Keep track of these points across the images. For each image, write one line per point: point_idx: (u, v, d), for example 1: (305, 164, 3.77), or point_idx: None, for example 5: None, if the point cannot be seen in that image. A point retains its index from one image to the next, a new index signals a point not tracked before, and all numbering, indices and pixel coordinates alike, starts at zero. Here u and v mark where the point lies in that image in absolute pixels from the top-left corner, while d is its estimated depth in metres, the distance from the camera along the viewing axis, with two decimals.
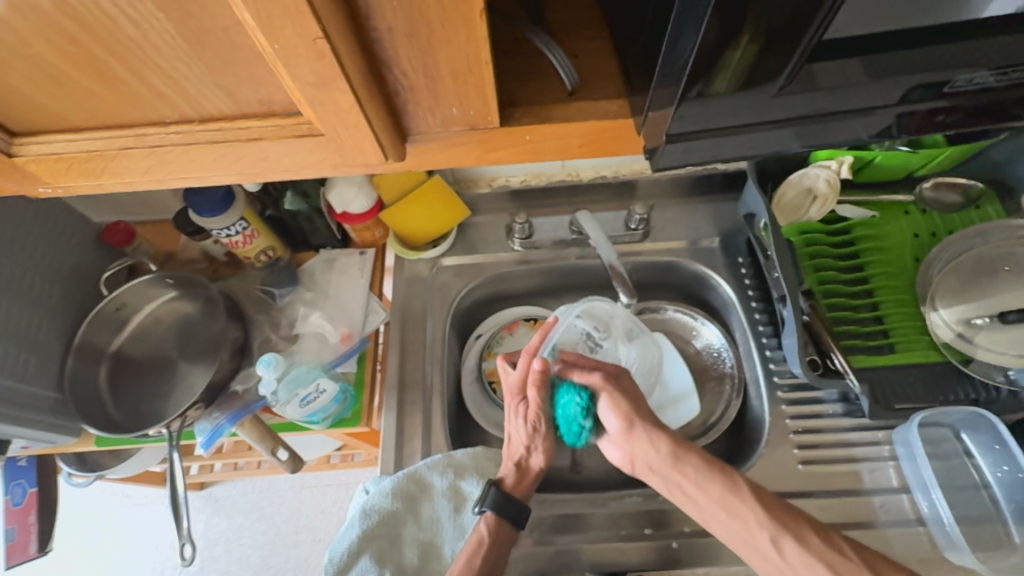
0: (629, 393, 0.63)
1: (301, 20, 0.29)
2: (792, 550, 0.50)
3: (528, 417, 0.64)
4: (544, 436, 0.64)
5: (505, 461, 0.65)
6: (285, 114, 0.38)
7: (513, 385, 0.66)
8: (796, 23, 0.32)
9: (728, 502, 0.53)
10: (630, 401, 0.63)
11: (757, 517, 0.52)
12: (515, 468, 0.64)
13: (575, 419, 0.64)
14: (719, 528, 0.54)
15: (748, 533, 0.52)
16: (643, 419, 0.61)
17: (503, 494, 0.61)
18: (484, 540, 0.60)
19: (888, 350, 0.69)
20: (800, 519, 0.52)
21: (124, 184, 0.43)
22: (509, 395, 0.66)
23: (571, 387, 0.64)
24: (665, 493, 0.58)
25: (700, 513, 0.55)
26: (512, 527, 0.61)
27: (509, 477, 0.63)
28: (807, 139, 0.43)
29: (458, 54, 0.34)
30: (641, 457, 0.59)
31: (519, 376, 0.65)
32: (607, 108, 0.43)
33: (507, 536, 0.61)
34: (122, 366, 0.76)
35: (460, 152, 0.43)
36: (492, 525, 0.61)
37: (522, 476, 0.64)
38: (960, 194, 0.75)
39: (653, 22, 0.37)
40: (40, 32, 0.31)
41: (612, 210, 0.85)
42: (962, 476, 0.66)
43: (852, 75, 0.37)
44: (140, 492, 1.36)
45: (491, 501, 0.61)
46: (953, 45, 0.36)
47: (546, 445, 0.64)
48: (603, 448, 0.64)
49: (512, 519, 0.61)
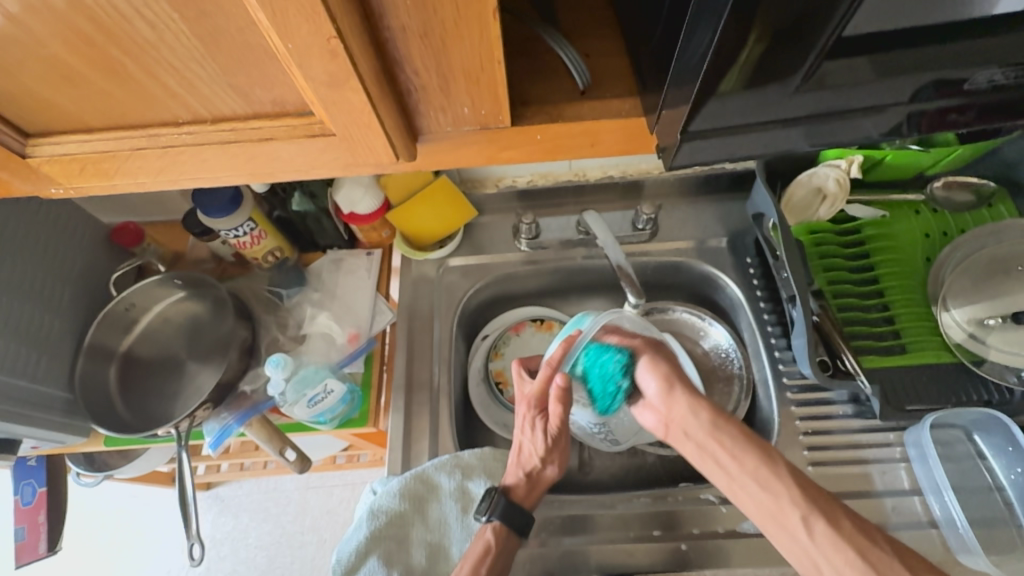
0: (669, 358, 0.63)
1: (316, 20, 0.29)
2: (821, 529, 0.48)
3: (545, 431, 0.63)
4: (558, 449, 0.64)
5: (516, 470, 0.64)
6: (298, 114, 0.38)
7: (531, 397, 0.64)
8: (812, 21, 0.32)
9: (762, 475, 0.52)
10: (671, 364, 0.62)
11: (789, 493, 0.50)
12: (526, 478, 0.63)
13: (613, 378, 0.63)
14: (748, 502, 0.52)
15: (778, 509, 0.50)
16: (683, 384, 0.60)
17: (511, 503, 0.61)
18: (490, 548, 0.60)
19: (900, 351, 0.68)
20: (834, 506, 0.49)
21: (136, 185, 0.44)
22: (526, 406, 0.64)
23: (611, 346, 0.64)
24: (695, 462, 0.56)
25: (729, 485, 0.53)
26: (516, 537, 0.61)
27: (519, 487, 0.63)
28: (818, 138, 0.42)
29: (471, 53, 0.34)
30: (678, 422, 0.58)
31: (539, 389, 0.63)
32: (618, 107, 0.42)
33: (511, 546, 0.61)
34: (131, 366, 0.76)
35: (470, 152, 0.43)
36: (498, 533, 0.61)
37: (532, 486, 0.64)
38: (972, 192, 0.74)
39: (666, 20, 0.37)
40: (56, 33, 0.31)
41: (619, 210, 0.85)
42: (975, 478, 0.65)
43: (866, 73, 0.37)
44: (148, 492, 1.37)
45: (499, 510, 0.61)
46: (968, 42, 0.35)
47: (560, 458, 0.64)
48: (638, 415, 0.63)
49: (517, 528, 0.61)
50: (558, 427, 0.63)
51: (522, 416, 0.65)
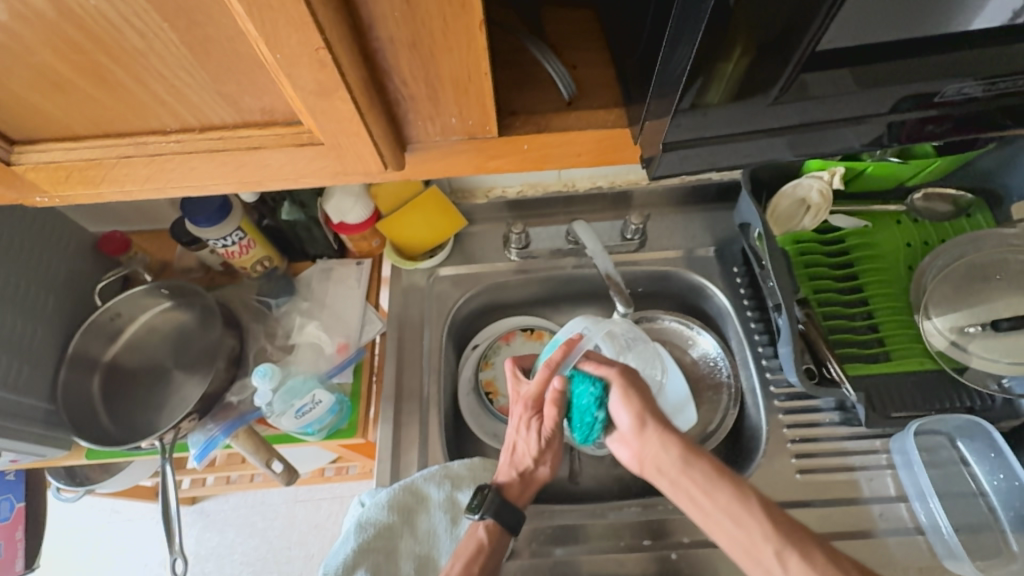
0: (644, 392, 0.62)
1: (305, 31, 0.29)
2: (796, 564, 0.48)
3: (541, 430, 0.65)
4: (552, 450, 0.65)
5: (508, 469, 0.65)
6: (286, 123, 0.39)
7: (529, 399, 0.66)
8: (790, 36, 0.33)
9: (734, 511, 0.51)
10: (643, 398, 0.61)
11: (762, 527, 0.50)
12: (519, 477, 0.64)
13: (588, 410, 0.63)
14: (723, 538, 0.51)
15: (751, 544, 0.50)
16: (655, 419, 0.59)
17: (502, 500, 0.61)
18: (483, 546, 0.60)
19: (884, 358, 0.69)
20: (807, 539, 0.49)
21: (123, 193, 0.43)
22: (523, 406, 0.66)
23: (587, 377, 0.63)
24: (670, 498, 0.56)
25: (704, 520, 0.53)
26: (507, 535, 0.61)
27: (513, 486, 0.63)
28: (801, 148, 0.43)
29: (458, 64, 0.35)
30: (650, 460, 0.57)
31: (536, 389, 0.65)
32: (604, 117, 0.43)
33: (504, 543, 0.61)
34: (115, 376, 0.75)
35: (459, 161, 0.44)
36: (491, 532, 0.61)
37: (524, 485, 0.64)
38: (951, 203, 0.76)
39: (650, 33, 0.38)
40: (44, 40, 0.31)
41: (608, 219, 0.86)
42: (959, 484, 0.66)
43: (844, 85, 0.38)
44: (131, 507, 1.34)
45: (492, 507, 0.61)
46: (940, 57, 0.37)
47: (553, 459, 0.65)
48: (613, 448, 0.63)
49: (509, 525, 0.61)
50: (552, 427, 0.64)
51: (518, 416, 0.66)
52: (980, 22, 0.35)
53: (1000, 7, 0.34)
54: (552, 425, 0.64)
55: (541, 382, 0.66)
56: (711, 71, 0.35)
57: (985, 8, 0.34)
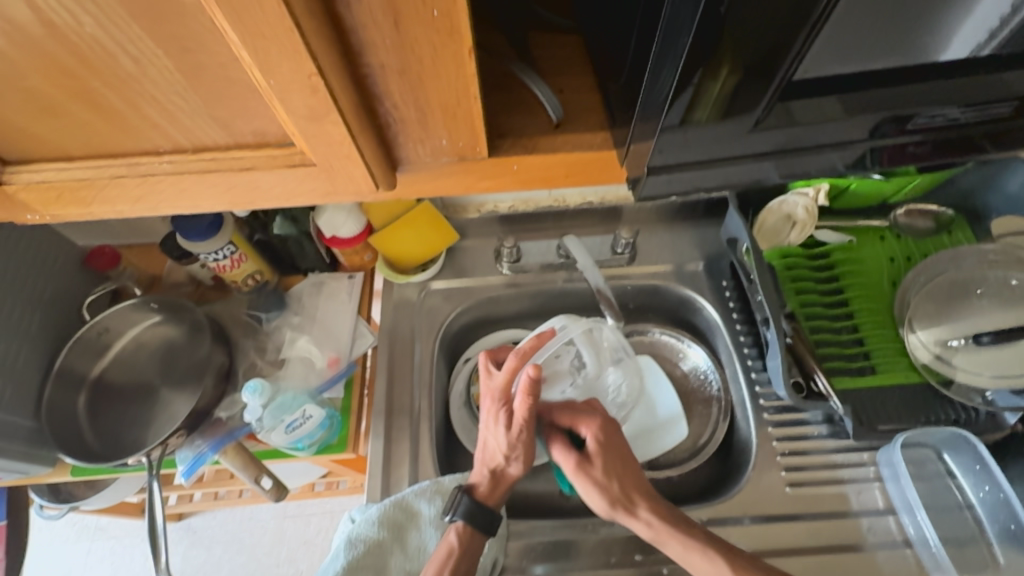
0: (597, 476, 0.63)
1: (297, 59, 0.30)
2: None
3: (510, 424, 0.65)
4: (522, 444, 0.65)
5: (480, 467, 0.66)
6: (278, 144, 0.39)
7: (498, 391, 0.66)
8: (768, 67, 0.34)
9: None
10: (598, 486, 0.62)
11: None
12: (489, 475, 0.65)
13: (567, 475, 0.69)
14: None
15: None
16: (615, 509, 0.61)
17: (474, 503, 0.62)
18: (454, 551, 0.60)
19: (871, 371, 0.70)
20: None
21: (114, 212, 0.44)
22: (492, 399, 0.67)
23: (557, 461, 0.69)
24: None
25: None
26: (483, 535, 0.62)
27: (483, 485, 0.64)
28: (783, 170, 0.44)
29: (448, 89, 0.36)
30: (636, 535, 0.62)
31: (505, 379, 0.66)
32: (590, 139, 0.44)
33: (476, 546, 0.61)
34: (103, 392, 0.74)
35: (449, 181, 0.44)
36: (462, 536, 0.61)
37: (496, 483, 0.65)
38: (932, 220, 0.78)
39: (633, 60, 0.39)
40: (38, 66, 0.32)
41: (599, 234, 0.86)
42: (946, 497, 0.67)
43: (822, 111, 0.39)
44: (115, 525, 1.31)
45: (462, 510, 0.61)
46: (913, 86, 0.38)
47: (524, 454, 0.65)
48: None
49: (481, 528, 0.61)
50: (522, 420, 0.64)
51: (488, 412, 0.67)
52: (948, 54, 0.37)
53: (970, 37, 0.36)
54: (520, 418, 0.64)
55: (511, 370, 0.66)
56: (698, 92, 0.36)
57: (955, 37, 0.36)
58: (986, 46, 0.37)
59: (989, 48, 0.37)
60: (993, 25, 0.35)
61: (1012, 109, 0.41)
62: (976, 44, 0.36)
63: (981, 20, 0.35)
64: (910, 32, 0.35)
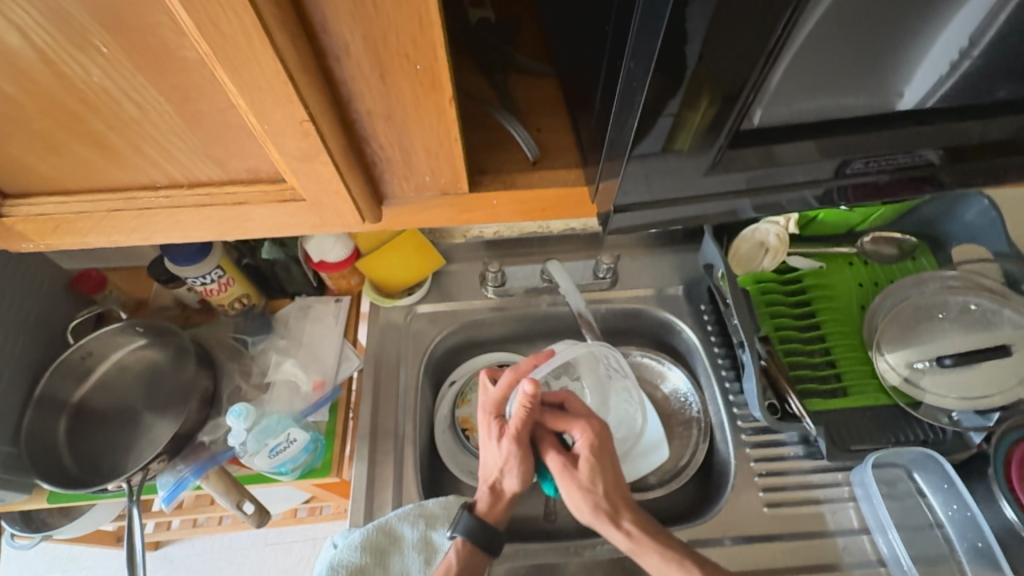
0: (582, 479, 0.64)
1: (290, 107, 0.32)
2: None
3: (504, 438, 0.67)
4: (517, 460, 0.66)
5: (481, 483, 0.67)
6: (270, 180, 0.41)
7: (490, 405, 0.69)
8: (723, 116, 0.38)
9: None
10: (581, 489, 0.64)
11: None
12: (488, 492, 0.66)
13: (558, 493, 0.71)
14: None
15: None
16: (595, 514, 0.63)
17: (475, 520, 0.63)
18: (451, 568, 0.61)
19: (842, 393, 0.73)
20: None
21: (108, 242, 0.45)
22: (487, 414, 0.69)
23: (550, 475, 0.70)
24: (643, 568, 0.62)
25: None
26: (484, 554, 0.63)
27: (482, 502, 0.66)
28: (751, 204, 0.47)
29: (430, 132, 0.38)
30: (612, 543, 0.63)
31: (500, 394, 0.68)
32: (566, 177, 0.47)
33: (477, 562, 0.62)
34: (85, 417, 0.74)
35: (433, 214, 0.47)
36: (461, 553, 0.62)
37: (495, 500, 0.66)
38: (896, 247, 0.82)
39: (603, 105, 0.42)
40: (45, 109, 0.34)
41: (581, 259, 0.89)
42: (917, 516, 0.69)
43: (780, 155, 0.42)
44: (88, 555, 1.27)
45: (463, 526, 0.63)
46: (860, 133, 0.42)
47: (519, 471, 0.66)
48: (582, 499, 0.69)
49: (481, 546, 0.62)
50: (516, 434, 0.66)
51: (485, 427, 0.69)
52: (907, 93, 0.40)
53: (924, 78, 0.39)
54: (513, 434, 0.66)
55: (507, 386, 0.68)
56: (677, 121, 0.38)
57: (916, 74, 0.39)
58: (944, 83, 0.40)
59: (948, 82, 0.40)
60: (951, 59, 0.38)
61: (939, 157, 0.45)
62: (935, 80, 0.39)
63: (939, 56, 0.38)
64: (853, 87, 0.39)
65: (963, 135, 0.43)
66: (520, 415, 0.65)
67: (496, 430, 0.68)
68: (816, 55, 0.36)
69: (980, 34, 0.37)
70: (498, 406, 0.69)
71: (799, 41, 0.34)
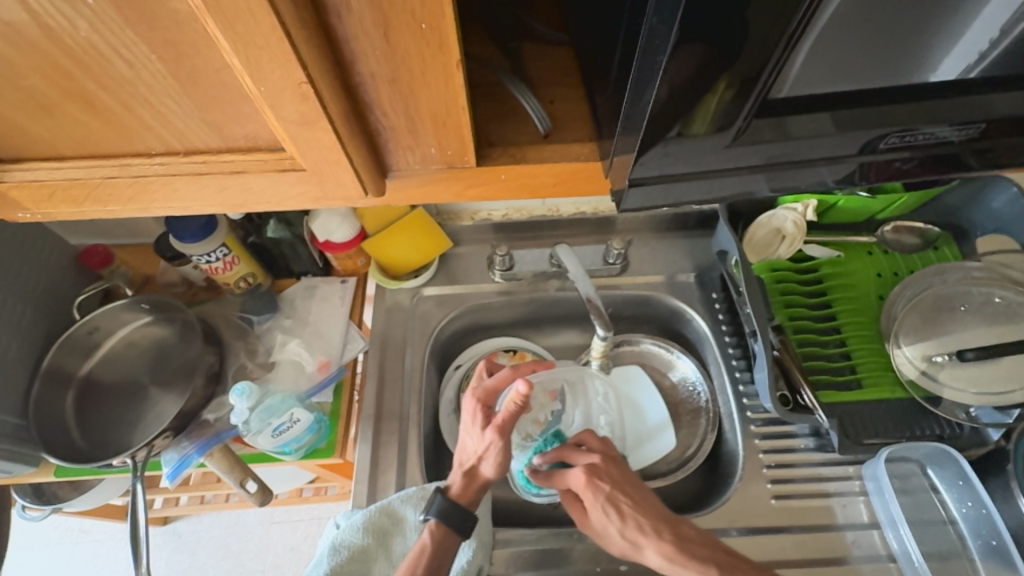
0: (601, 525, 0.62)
1: (288, 66, 0.31)
2: None
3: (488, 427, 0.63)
4: (497, 449, 0.62)
5: (455, 467, 0.64)
6: (269, 149, 0.40)
7: (481, 394, 0.66)
8: (744, 95, 0.36)
9: None
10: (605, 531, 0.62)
11: None
12: (463, 475, 0.63)
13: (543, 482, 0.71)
14: None
15: None
16: (629, 547, 0.60)
17: (449, 501, 0.61)
18: (426, 548, 0.59)
19: (857, 385, 0.71)
20: None
21: (106, 211, 0.44)
22: (475, 402, 0.66)
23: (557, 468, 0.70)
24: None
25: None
26: (457, 536, 0.60)
27: (455, 484, 0.63)
28: (777, 183, 0.45)
29: (436, 99, 0.36)
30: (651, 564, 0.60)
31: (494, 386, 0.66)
32: (578, 151, 0.45)
33: (450, 544, 0.60)
34: (90, 391, 0.74)
35: (438, 188, 0.45)
36: (435, 534, 0.60)
37: (469, 482, 0.63)
38: (919, 236, 0.79)
39: (619, 71, 0.40)
40: (34, 66, 0.33)
41: (591, 244, 0.87)
42: (929, 511, 0.67)
43: (804, 131, 0.40)
44: (99, 527, 1.30)
45: (437, 508, 0.61)
46: (893, 104, 0.39)
47: (498, 459, 0.62)
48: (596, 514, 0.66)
49: (455, 527, 0.60)
50: (500, 426, 0.62)
51: (470, 413, 0.66)
52: (937, 75, 0.38)
53: (960, 57, 0.37)
54: (496, 425, 0.62)
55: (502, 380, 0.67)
56: (693, 102, 0.36)
57: (944, 60, 0.37)
58: (974, 70, 0.37)
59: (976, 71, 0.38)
60: (981, 48, 0.36)
61: (980, 131, 0.41)
62: (965, 65, 0.37)
63: (976, 39, 0.36)
64: (888, 58, 0.36)
65: (1003, 112, 0.40)
66: (506, 411, 0.62)
67: (482, 419, 0.65)
68: (850, 21, 0.33)
69: (1016, 22, 0.35)
70: (488, 396, 0.67)
71: (831, 11, 0.32)
